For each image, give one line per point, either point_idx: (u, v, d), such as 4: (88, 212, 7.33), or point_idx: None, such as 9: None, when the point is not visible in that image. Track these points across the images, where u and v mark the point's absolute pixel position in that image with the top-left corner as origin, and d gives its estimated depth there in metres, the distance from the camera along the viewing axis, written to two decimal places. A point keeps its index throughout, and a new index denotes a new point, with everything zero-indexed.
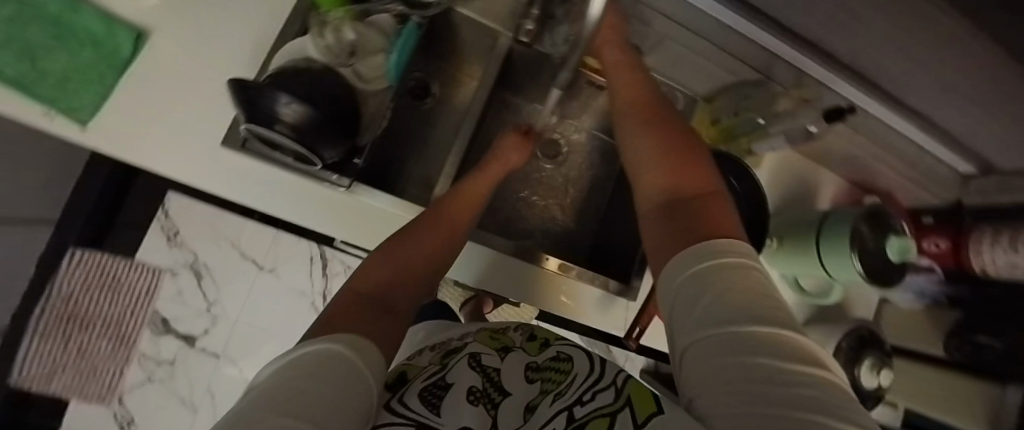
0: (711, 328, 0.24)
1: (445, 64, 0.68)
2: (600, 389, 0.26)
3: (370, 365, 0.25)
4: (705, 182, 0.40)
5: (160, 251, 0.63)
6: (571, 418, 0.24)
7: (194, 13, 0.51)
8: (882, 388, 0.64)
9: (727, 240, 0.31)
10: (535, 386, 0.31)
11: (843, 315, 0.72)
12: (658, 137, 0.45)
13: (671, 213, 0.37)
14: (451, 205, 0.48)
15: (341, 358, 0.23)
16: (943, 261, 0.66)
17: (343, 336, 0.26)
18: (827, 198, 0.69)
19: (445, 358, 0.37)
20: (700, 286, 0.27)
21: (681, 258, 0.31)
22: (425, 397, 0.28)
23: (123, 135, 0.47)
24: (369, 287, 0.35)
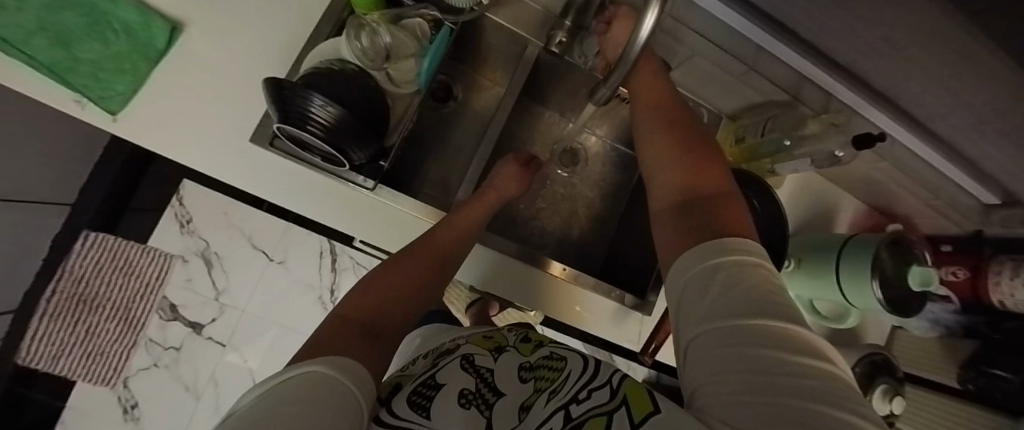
0: (717, 321, 0.24)
1: (470, 69, 0.69)
2: (595, 388, 0.24)
3: (363, 385, 0.23)
4: (719, 183, 0.40)
5: (172, 239, 0.63)
6: (567, 417, 0.23)
7: (228, 7, 0.51)
8: (894, 414, 0.64)
9: (739, 239, 0.30)
10: (529, 385, 0.31)
11: (854, 338, 0.71)
12: (674, 138, 0.45)
13: (684, 212, 0.37)
14: (463, 211, 0.50)
15: (330, 380, 0.21)
16: (960, 290, 0.66)
17: (330, 357, 0.24)
18: (844, 223, 0.72)
19: (438, 358, 0.36)
20: (709, 281, 0.28)
21: (691, 256, 0.31)
22: (414, 401, 0.27)
23: (154, 125, 0.48)
24: (361, 306, 0.34)
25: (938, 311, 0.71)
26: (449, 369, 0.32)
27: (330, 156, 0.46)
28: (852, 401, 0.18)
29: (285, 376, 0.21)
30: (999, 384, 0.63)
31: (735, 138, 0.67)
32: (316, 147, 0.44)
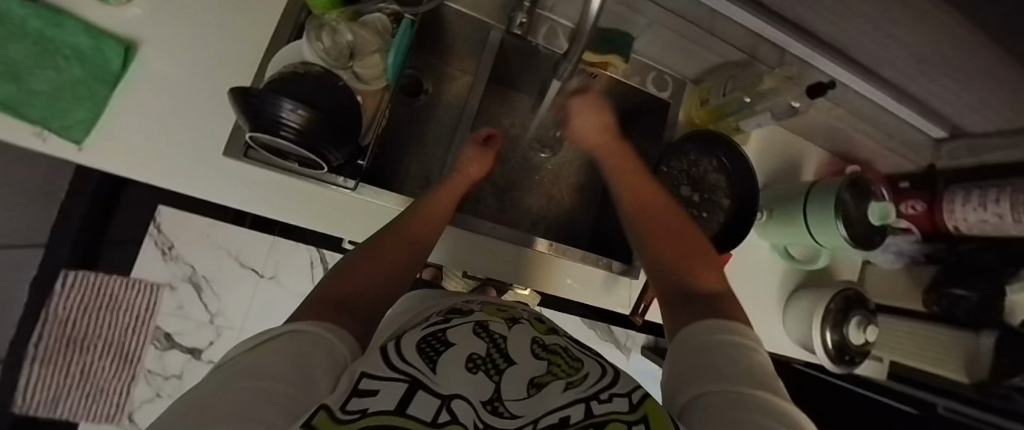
0: (732, 383, 0.26)
1: (438, 61, 0.70)
2: (616, 394, 0.29)
3: (341, 339, 0.28)
4: (721, 281, 0.41)
5: (156, 266, 0.62)
6: (589, 412, 0.26)
7: (180, 21, 0.50)
8: (869, 343, 0.69)
9: (738, 330, 0.33)
10: (543, 363, 0.32)
11: (829, 279, 0.76)
12: (672, 221, 0.47)
13: (686, 300, 0.39)
14: (437, 203, 0.50)
15: (310, 335, 0.26)
16: (920, 223, 0.72)
17: (314, 321, 0.28)
18: (811, 170, 0.78)
19: (451, 313, 0.37)
20: (724, 351, 0.30)
21: (702, 327, 0.34)
22: (423, 351, 0.28)
23: (121, 149, 0.47)
24: (333, 287, 0.34)
25: (899, 244, 0.76)
26: (461, 332, 0.33)
27: (307, 159, 0.46)
28: None
29: (271, 333, 0.25)
30: (962, 303, 0.68)
31: (701, 102, 0.69)
32: (291, 151, 0.45)
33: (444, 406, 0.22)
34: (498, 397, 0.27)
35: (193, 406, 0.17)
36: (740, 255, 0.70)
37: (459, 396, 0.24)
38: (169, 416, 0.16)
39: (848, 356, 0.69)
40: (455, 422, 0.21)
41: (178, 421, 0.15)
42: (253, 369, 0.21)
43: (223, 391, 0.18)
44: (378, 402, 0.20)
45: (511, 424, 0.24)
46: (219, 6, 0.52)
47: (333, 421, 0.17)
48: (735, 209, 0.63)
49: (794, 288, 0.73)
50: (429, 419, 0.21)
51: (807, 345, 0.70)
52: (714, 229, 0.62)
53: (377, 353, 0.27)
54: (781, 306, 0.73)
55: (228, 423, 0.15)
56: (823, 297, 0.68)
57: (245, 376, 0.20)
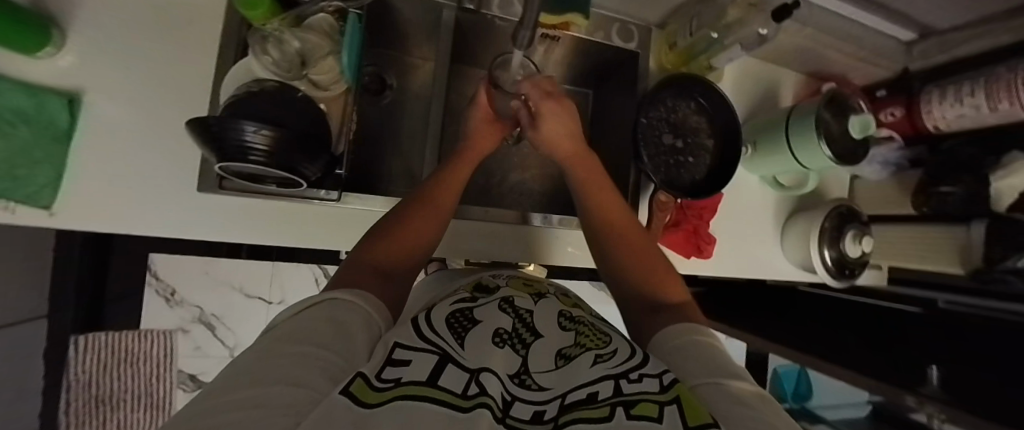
0: (726, 378, 0.26)
1: (394, 53, 0.68)
2: (647, 375, 0.26)
3: (376, 309, 0.33)
4: (681, 293, 0.43)
5: (161, 308, 1.04)
6: (618, 390, 0.24)
7: (115, 59, 0.47)
8: (866, 253, 0.71)
9: (702, 331, 0.34)
10: (569, 334, 0.33)
11: (820, 199, 0.78)
12: (627, 229, 0.48)
13: (652, 316, 0.41)
14: (442, 187, 0.49)
15: (350, 304, 0.30)
16: (901, 128, 0.73)
17: (355, 290, 0.33)
18: (789, 96, 0.77)
19: (477, 291, 0.40)
20: (707, 351, 0.30)
21: (670, 332, 0.34)
22: (452, 326, 0.31)
23: (95, 206, 0.46)
24: (372, 254, 0.40)
25: (886, 154, 0.75)
26: (487, 310, 0.35)
27: (284, 180, 0.45)
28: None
29: (319, 296, 0.31)
30: (948, 199, 0.69)
31: (670, 46, 0.67)
32: (264, 175, 0.43)
33: (473, 380, 0.23)
34: (525, 370, 0.27)
35: (260, 362, 0.22)
36: (730, 192, 0.71)
37: (487, 369, 0.25)
38: (241, 368, 0.21)
39: (847, 269, 0.72)
40: (484, 394, 0.22)
41: (247, 380, 0.20)
42: (301, 332, 0.25)
43: (277, 351, 0.23)
44: (412, 372, 0.22)
45: (541, 396, 0.25)
46: (151, 34, 0.49)
47: (370, 388, 0.20)
48: (719, 149, 0.63)
49: (787, 215, 0.75)
50: (461, 391, 0.22)
51: (808, 267, 0.72)
52: (702, 171, 0.63)
53: (407, 325, 0.30)
54: (779, 235, 0.74)
55: (270, 384, 0.19)
56: (817, 217, 0.70)
57: (294, 340, 0.24)
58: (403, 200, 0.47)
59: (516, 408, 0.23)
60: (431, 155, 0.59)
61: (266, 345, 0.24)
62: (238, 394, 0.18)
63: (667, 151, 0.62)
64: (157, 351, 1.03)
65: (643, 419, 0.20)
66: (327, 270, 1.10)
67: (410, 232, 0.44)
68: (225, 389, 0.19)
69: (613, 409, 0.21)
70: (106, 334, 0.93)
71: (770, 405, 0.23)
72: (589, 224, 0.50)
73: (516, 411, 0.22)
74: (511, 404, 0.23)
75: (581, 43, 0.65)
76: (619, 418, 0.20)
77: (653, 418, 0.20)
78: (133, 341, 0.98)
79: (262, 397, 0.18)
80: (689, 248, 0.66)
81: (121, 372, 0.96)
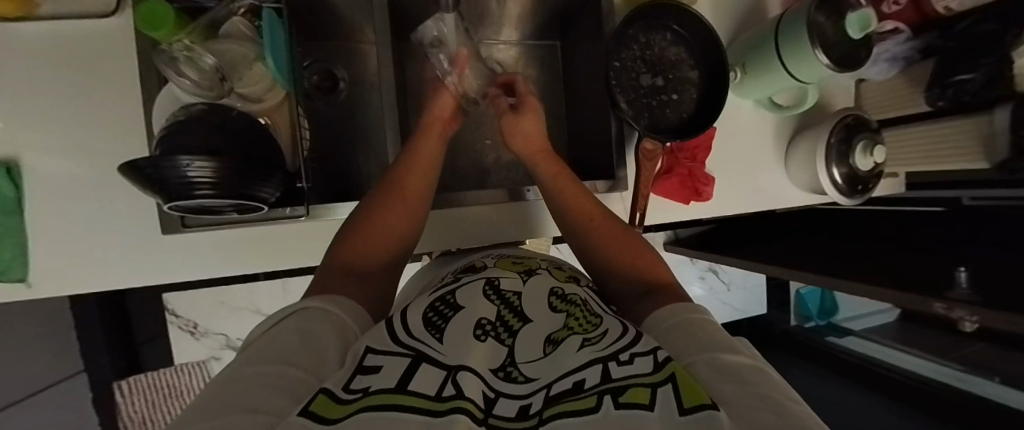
0: (723, 354, 0.23)
1: (338, 44, 0.64)
2: (639, 354, 0.23)
3: (352, 313, 0.31)
4: (663, 274, 0.40)
5: (190, 343, 1.04)
6: (606, 374, 0.21)
7: (36, 115, 0.44)
8: (879, 164, 0.65)
9: (693, 307, 0.31)
10: (560, 315, 0.31)
11: (824, 113, 0.73)
12: (593, 208, 0.47)
13: (633, 299, 0.37)
14: (407, 176, 0.45)
15: (323, 312, 0.28)
16: (907, 17, 0.66)
17: (329, 295, 0.31)
18: (776, 4, 0.69)
19: (462, 274, 0.39)
20: (700, 326, 0.27)
21: (662, 313, 0.31)
22: (429, 321, 0.28)
23: (68, 269, 0.46)
24: (340, 256, 0.38)
25: (892, 49, 0.68)
26: (472, 296, 0.33)
27: (243, 205, 0.42)
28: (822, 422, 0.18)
29: (292, 308, 0.29)
30: (966, 88, 0.61)
31: None
32: (219, 205, 0.40)
33: (450, 380, 0.20)
34: (511, 362, 0.25)
35: (220, 389, 0.19)
36: (723, 125, 0.66)
37: (466, 367, 0.22)
38: (199, 403, 0.18)
39: (863, 184, 0.67)
40: (461, 395, 0.19)
41: (204, 412, 0.16)
42: (270, 352, 0.23)
43: (241, 376, 0.20)
44: (381, 380, 0.20)
45: (525, 389, 0.22)
46: (61, 79, 0.44)
47: (332, 402, 0.17)
48: (703, 81, 0.58)
49: (789, 137, 0.69)
50: (433, 392, 0.19)
51: (817, 189, 0.68)
52: (689, 108, 0.58)
53: (383, 325, 0.28)
54: (782, 159, 0.70)
55: (230, 414, 0.16)
56: (821, 135, 0.64)
57: (260, 361, 0.22)
58: (365, 199, 0.44)
59: (500, 406, 0.21)
60: (395, 148, 0.56)
61: (231, 371, 0.22)
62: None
63: (648, 93, 0.57)
64: (197, 382, 1.04)
65: (633, 408, 0.17)
66: None
67: (386, 227, 0.41)
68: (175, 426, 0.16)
69: (600, 399, 0.18)
70: (145, 375, 1.01)
71: (769, 378, 0.22)
72: (562, 216, 0.48)
73: (501, 409, 0.20)
74: (495, 401, 0.21)
75: None
76: (606, 408, 0.17)
77: (644, 405, 0.17)
78: (174, 376, 1.03)
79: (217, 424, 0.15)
80: (686, 193, 0.62)
81: (169, 406, 1.04)
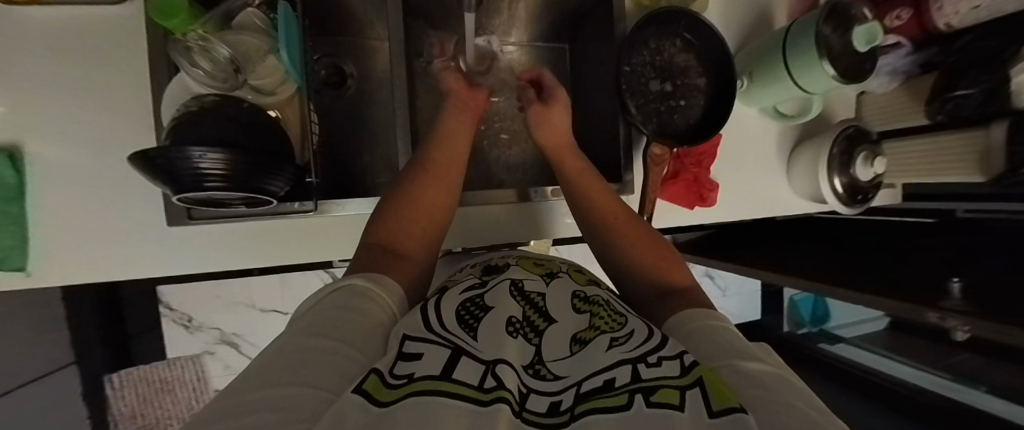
0: (751, 363, 0.24)
1: (347, 39, 0.63)
2: (665, 358, 0.23)
3: (393, 295, 0.31)
4: (682, 276, 0.40)
5: (187, 337, 1.03)
6: (636, 374, 0.21)
7: (39, 102, 0.43)
8: (878, 174, 0.67)
9: (716, 313, 0.31)
10: (585, 317, 0.31)
11: (825, 123, 0.74)
12: (612, 207, 0.47)
13: (652, 298, 0.38)
14: (432, 173, 0.44)
15: (367, 291, 0.28)
16: (907, 30, 0.67)
17: (370, 274, 0.31)
18: (783, 15, 0.70)
19: (486, 274, 0.39)
20: (727, 334, 0.28)
21: (683, 316, 0.31)
22: (462, 319, 0.28)
23: (70, 259, 0.45)
24: (377, 235, 0.38)
25: (892, 63, 0.71)
26: (499, 294, 0.33)
27: (251, 199, 0.42)
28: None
29: (339, 283, 0.29)
30: (965, 103, 0.62)
31: None
32: (228, 198, 0.40)
33: (490, 372, 0.21)
34: (539, 359, 0.26)
35: (270, 360, 0.20)
36: (729, 133, 0.66)
37: (503, 361, 0.23)
38: (252, 372, 0.19)
39: (862, 194, 0.68)
40: (503, 387, 0.19)
41: (259, 382, 0.17)
42: (316, 326, 0.23)
43: (289, 349, 0.21)
44: (424, 367, 0.20)
45: (553, 387, 0.23)
46: (65, 67, 0.44)
47: (384, 386, 0.18)
48: (712, 88, 0.59)
49: (791, 146, 0.71)
50: (477, 382, 0.19)
51: (818, 199, 0.69)
52: (697, 114, 0.58)
53: (416, 315, 0.28)
54: (784, 167, 0.71)
55: (284, 386, 0.17)
56: (824, 145, 0.65)
57: (309, 335, 0.22)
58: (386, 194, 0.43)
59: (532, 401, 0.21)
60: (404, 145, 0.55)
61: (279, 343, 0.22)
62: (245, 399, 0.16)
63: (657, 98, 0.58)
64: (190, 376, 1.05)
65: (664, 407, 0.18)
66: (334, 273, 1.11)
67: (424, 212, 0.41)
68: (233, 394, 0.17)
69: (631, 397, 0.19)
70: (137, 368, 1.00)
71: (793, 388, 0.22)
72: (582, 212, 0.48)
73: (533, 404, 0.21)
74: (527, 396, 0.21)
75: None
76: (638, 406, 0.18)
77: (674, 405, 0.18)
78: (166, 370, 1.03)
79: (273, 402, 0.16)
80: (691, 198, 0.63)
81: (161, 400, 1.03)
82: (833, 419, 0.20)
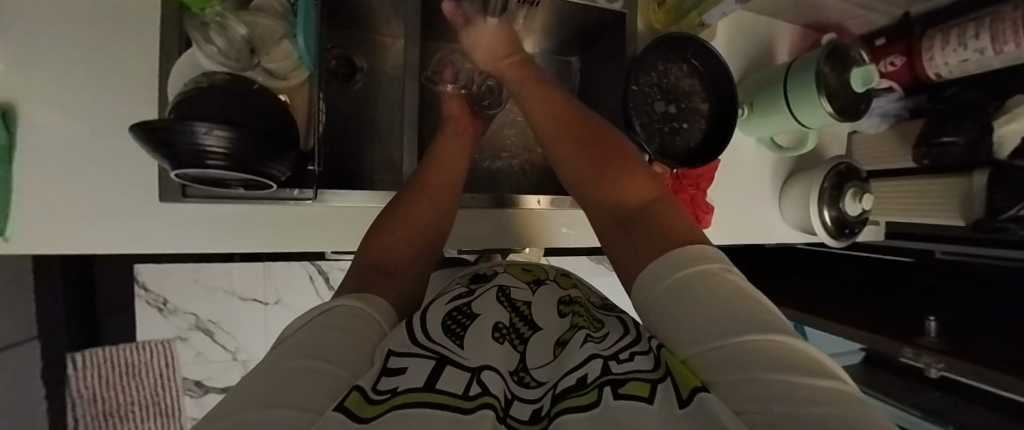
0: (734, 338, 0.23)
1: (361, 33, 0.64)
2: (638, 353, 0.24)
3: (384, 315, 0.30)
4: (650, 190, 0.41)
5: (161, 320, 1.00)
6: (607, 369, 0.22)
7: (42, 65, 0.42)
8: (866, 211, 0.69)
9: (700, 248, 0.32)
10: (566, 320, 0.31)
11: (817, 158, 0.77)
12: (581, 142, 0.45)
13: (631, 227, 0.38)
14: (429, 184, 0.46)
15: (357, 310, 0.28)
16: (900, 77, 0.70)
17: (363, 294, 0.31)
18: (785, 52, 0.73)
19: (473, 283, 0.38)
20: (708, 293, 0.27)
21: (658, 267, 0.31)
22: (448, 328, 0.28)
23: (52, 227, 0.43)
24: (371, 253, 0.37)
25: (885, 105, 0.74)
26: (483, 302, 0.33)
27: (251, 181, 0.41)
28: (837, 403, 0.17)
29: (327, 306, 0.28)
30: (947, 150, 0.66)
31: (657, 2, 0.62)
32: (228, 179, 0.40)
33: (475, 379, 0.21)
34: (524, 366, 0.26)
35: (250, 386, 0.18)
36: (728, 158, 0.68)
37: (489, 367, 0.23)
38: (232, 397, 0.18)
39: (849, 229, 0.70)
40: (487, 393, 0.20)
41: (241, 406, 0.16)
42: (300, 348, 0.22)
43: (271, 371, 0.20)
44: (406, 380, 0.20)
45: (536, 393, 0.23)
46: (67, 31, 0.43)
47: (367, 401, 0.17)
48: (714, 113, 0.60)
49: (784, 176, 0.73)
50: (461, 391, 0.19)
51: (807, 229, 0.71)
52: (698, 137, 0.60)
53: (402, 327, 0.28)
54: (777, 196, 0.73)
55: (270, 407, 0.16)
56: (816, 178, 0.68)
57: (294, 356, 0.21)
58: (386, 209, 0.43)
59: (516, 408, 0.21)
60: (411, 142, 0.55)
61: (261, 368, 0.21)
62: (222, 424, 0.14)
63: (660, 119, 0.59)
64: (158, 362, 1.02)
65: (631, 398, 0.18)
66: (320, 266, 1.10)
67: (409, 219, 0.42)
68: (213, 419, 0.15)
69: (601, 392, 0.19)
70: (104, 348, 0.95)
71: (784, 359, 0.21)
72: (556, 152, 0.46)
73: (517, 411, 0.21)
74: (512, 402, 0.22)
75: (561, 6, 0.60)
76: (607, 400, 0.19)
77: (643, 398, 0.19)
78: (133, 352, 0.99)
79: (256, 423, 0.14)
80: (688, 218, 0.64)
81: (126, 384, 0.99)
82: (831, 391, 0.18)
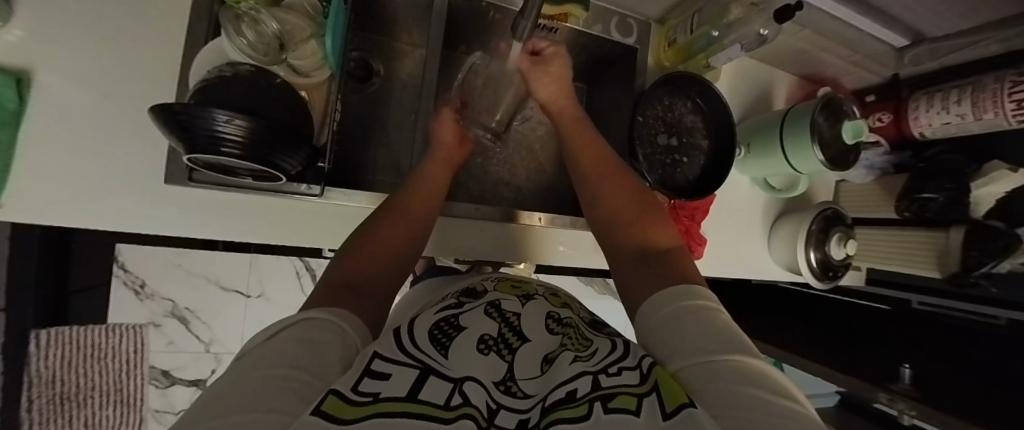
0: (716, 356, 0.24)
1: (381, 38, 0.65)
2: (626, 368, 0.25)
3: (359, 329, 0.28)
4: (667, 239, 0.41)
5: (135, 306, 0.99)
6: (596, 384, 0.22)
7: (64, 49, 0.42)
8: (850, 255, 0.72)
9: (700, 289, 0.32)
10: (555, 337, 0.32)
11: (807, 202, 0.80)
12: (606, 177, 0.48)
13: (648, 264, 0.38)
14: (415, 191, 0.45)
15: (327, 322, 0.25)
16: (887, 133, 0.74)
17: (334, 308, 0.28)
18: (782, 98, 0.78)
19: (464, 296, 0.37)
20: (698, 319, 0.28)
21: (659, 298, 0.32)
22: (435, 337, 0.28)
23: (47, 199, 0.42)
24: (343, 268, 0.33)
25: (871, 158, 0.78)
26: (473, 314, 0.33)
27: (260, 172, 0.41)
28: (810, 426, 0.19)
29: (293, 318, 0.25)
30: (929, 206, 0.70)
31: (669, 43, 0.65)
32: (238, 167, 0.40)
33: (456, 390, 0.21)
34: (511, 377, 0.26)
35: (227, 390, 0.17)
36: (722, 193, 0.71)
37: (471, 378, 0.23)
38: (202, 403, 0.17)
39: (831, 272, 0.73)
40: (468, 403, 0.20)
41: (209, 411, 0.15)
42: (269, 359, 0.20)
43: (236, 382, 0.18)
44: (390, 387, 0.19)
45: (524, 404, 0.24)
46: (91, 19, 0.43)
47: (345, 403, 0.17)
48: (712, 149, 0.63)
49: (775, 216, 0.76)
50: (443, 401, 0.19)
51: (793, 268, 0.73)
52: (696, 171, 0.62)
53: (390, 334, 0.27)
54: (766, 235, 0.75)
55: (251, 412, 0.15)
56: (804, 221, 0.71)
57: (257, 367, 0.19)
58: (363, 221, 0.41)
59: (501, 416, 0.21)
60: (420, 149, 0.57)
61: (227, 377, 0.19)
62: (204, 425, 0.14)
63: (663, 151, 0.61)
64: (126, 347, 0.95)
65: (622, 412, 0.19)
66: (309, 262, 1.09)
67: (393, 237, 0.39)
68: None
69: (591, 406, 0.20)
70: (72, 328, 0.87)
71: (766, 382, 0.22)
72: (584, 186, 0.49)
73: (502, 419, 0.21)
74: (497, 411, 0.22)
75: (577, 35, 0.63)
76: (597, 414, 0.19)
77: (631, 411, 0.19)
78: (99, 336, 0.91)
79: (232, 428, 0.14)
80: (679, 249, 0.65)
81: (88, 368, 0.92)
82: (803, 416, 0.20)
